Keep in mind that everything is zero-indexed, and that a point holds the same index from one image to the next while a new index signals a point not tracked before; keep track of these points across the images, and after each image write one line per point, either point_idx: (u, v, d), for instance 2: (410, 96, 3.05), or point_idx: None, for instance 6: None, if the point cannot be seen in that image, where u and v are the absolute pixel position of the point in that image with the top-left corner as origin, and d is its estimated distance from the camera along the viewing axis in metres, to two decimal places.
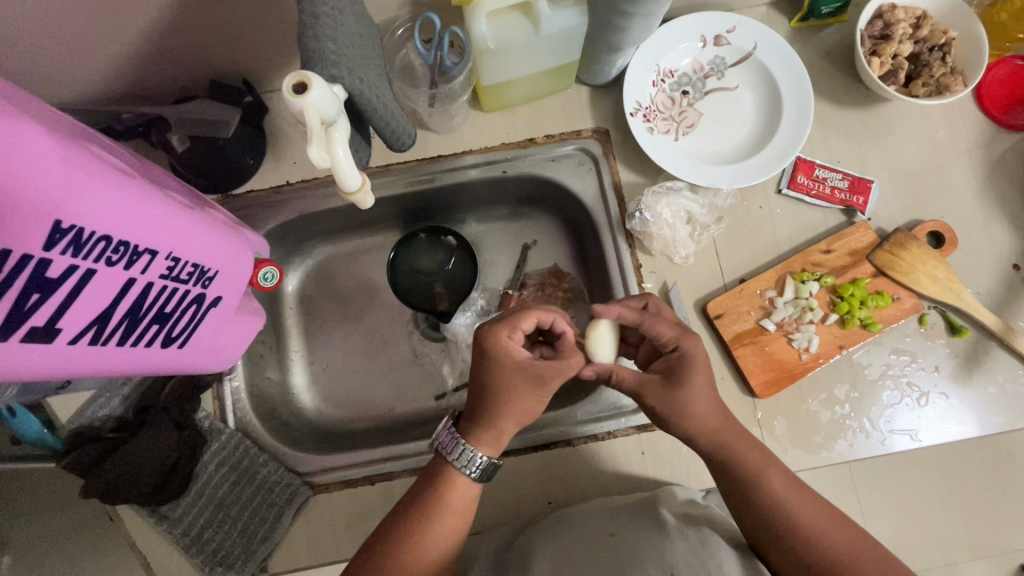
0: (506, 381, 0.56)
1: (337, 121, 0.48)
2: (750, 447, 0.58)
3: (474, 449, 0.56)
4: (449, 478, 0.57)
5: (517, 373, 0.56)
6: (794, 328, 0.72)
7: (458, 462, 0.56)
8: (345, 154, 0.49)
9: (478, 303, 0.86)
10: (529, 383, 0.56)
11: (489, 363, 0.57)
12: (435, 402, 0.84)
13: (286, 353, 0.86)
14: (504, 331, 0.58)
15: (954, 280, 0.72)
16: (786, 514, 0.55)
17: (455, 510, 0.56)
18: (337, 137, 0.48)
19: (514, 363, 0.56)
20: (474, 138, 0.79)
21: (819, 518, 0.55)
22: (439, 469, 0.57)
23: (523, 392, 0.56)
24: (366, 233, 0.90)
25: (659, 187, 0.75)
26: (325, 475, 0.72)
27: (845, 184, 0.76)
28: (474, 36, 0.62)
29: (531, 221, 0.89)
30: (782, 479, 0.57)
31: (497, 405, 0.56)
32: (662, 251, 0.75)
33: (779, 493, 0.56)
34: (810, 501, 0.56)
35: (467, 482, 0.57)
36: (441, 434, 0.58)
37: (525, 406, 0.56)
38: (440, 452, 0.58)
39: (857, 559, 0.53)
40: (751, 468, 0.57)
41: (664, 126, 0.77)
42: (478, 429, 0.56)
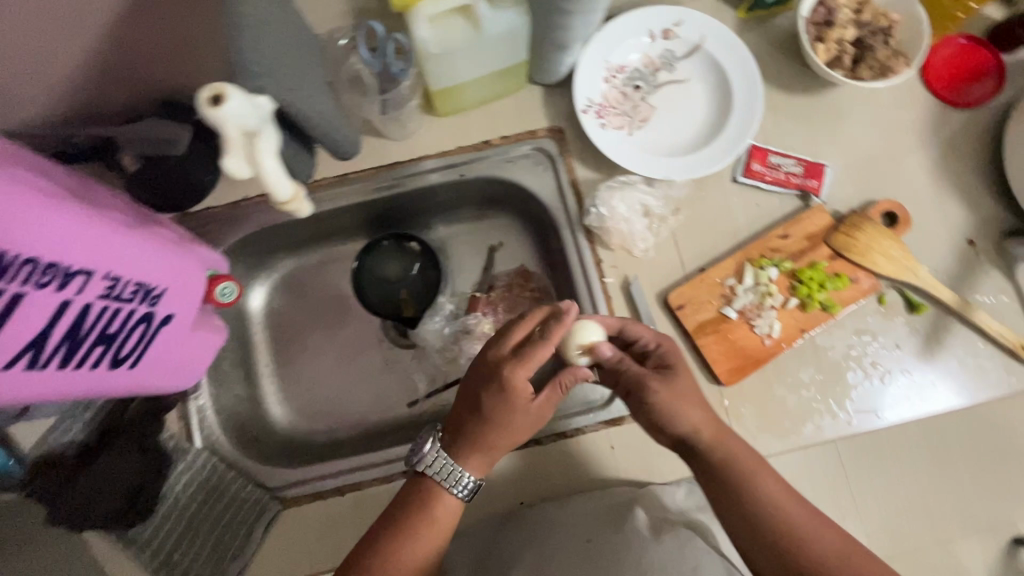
0: (511, 422, 0.58)
1: (262, 130, 0.45)
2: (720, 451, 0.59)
3: (465, 472, 0.59)
4: (433, 499, 0.59)
5: (524, 415, 0.58)
6: (756, 314, 0.73)
7: (448, 482, 0.59)
8: (273, 166, 0.47)
9: (447, 307, 0.88)
10: (531, 422, 0.59)
11: (502, 405, 0.57)
12: (410, 409, 0.86)
13: (255, 368, 0.85)
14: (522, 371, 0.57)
15: (909, 258, 0.73)
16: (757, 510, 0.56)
17: (442, 527, 0.59)
18: (262, 148, 0.45)
19: (526, 405, 0.58)
20: (430, 142, 0.79)
21: (790, 519, 0.56)
22: (425, 489, 0.60)
23: (523, 427, 0.59)
24: (331, 243, 0.90)
25: (614, 182, 0.75)
26: (296, 489, 0.71)
27: (800, 169, 0.77)
28: (416, 41, 0.63)
29: (495, 222, 0.91)
30: (772, 481, 0.58)
31: (494, 437, 0.59)
32: (622, 245, 0.75)
33: (759, 496, 0.57)
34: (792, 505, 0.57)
35: (453, 501, 0.60)
36: (430, 457, 0.60)
37: (520, 435, 0.60)
38: (427, 475, 0.60)
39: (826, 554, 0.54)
40: (727, 467, 0.58)
41: (618, 121, 0.77)
42: (474, 453, 0.60)
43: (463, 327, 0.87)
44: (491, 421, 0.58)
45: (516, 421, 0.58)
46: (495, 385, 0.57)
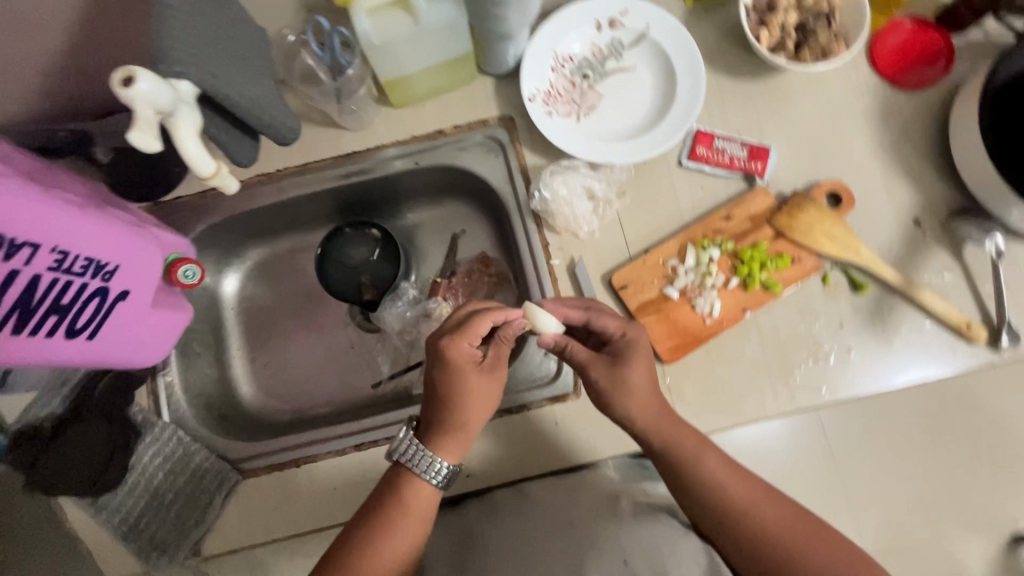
0: (468, 389, 0.60)
1: (178, 110, 0.48)
2: (665, 430, 0.61)
3: (437, 458, 0.60)
4: (409, 488, 0.59)
5: (477, 377, 0.61)
6: (697, 293, 0.74)
7: (421, 470, 0.59)
8: (196, 146, 0.50)
9: (410, 293, 0.92)
10: (489, 383, 0.61)
11: (452, 374, 0.60)
12: (372, 390, 0.89)
13: (226, 350, 0.90)
14: (464, 343, 0.61)
15: (852, 238, 0.74)
16: (707, 491, 0.58)
17: (418, 515, 0.59)
18: (181, 127, 0.48)
19: (475, 369, 0.61)
20: (387, 133, 0.83)
21: (740, 499, 0.57)
22: (400, 478, 0.60)
23: (483, 391, 0.61)
24: (301, 232, 0.95)
25: (558, 166, 0.78)
26: (255, 461, 0.75)
27: (745, 152, 0.78)
28: (358, 33, 0.66)
29: (456, 211, 0.94)
30: (716, 459, 0.59)
31: (463, 410, 0.60)
32: (567, 228, 0.77)
33: (703, 475, 0.59)
34: (738, 481, 0.58)
35: (429, 489, 0.60)
36: (401, 447, 0.60)
37: (488, 400, 0.62)
38: (401, 463, 0.60)
39: (776, 534, 0.55)
40: (678, 452, 0.60)
41: (566, 109, 0.80)
42: (444, 437, 0.61)
43: (424, 311, 0.90)
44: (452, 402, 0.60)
45: (472, 385, 0.60)
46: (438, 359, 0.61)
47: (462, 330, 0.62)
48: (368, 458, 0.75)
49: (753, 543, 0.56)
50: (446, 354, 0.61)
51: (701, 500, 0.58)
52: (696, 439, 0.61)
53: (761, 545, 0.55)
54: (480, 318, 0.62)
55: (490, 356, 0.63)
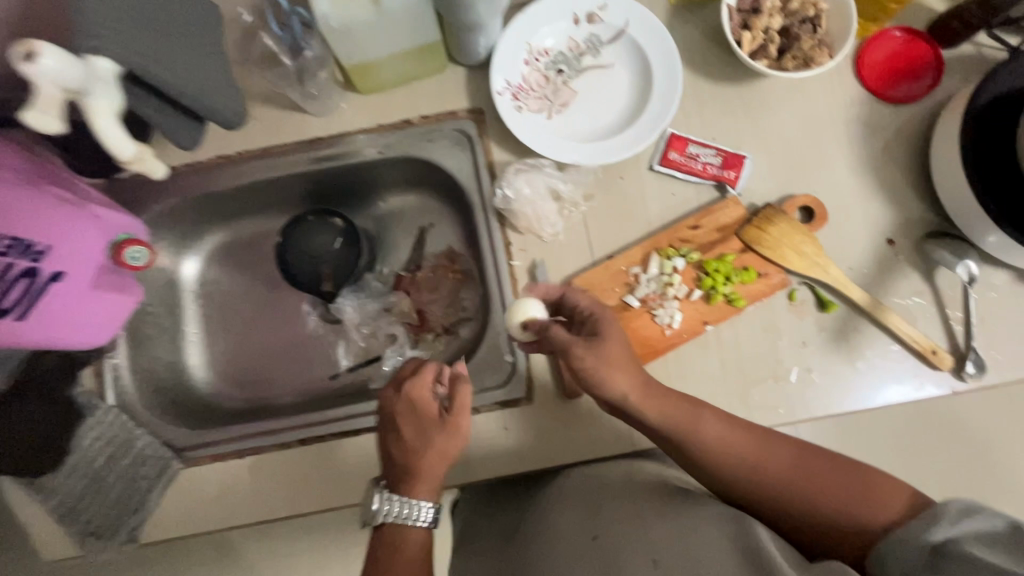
0: (428, 443, 0.59)
1: (92, 90, 0.50)
2: (656, 403, 0.57)
3: (419, 500, 0.58)
4: (399, 539, 0.57)
5: (435, 430, 0.59)
6: (658, 304, 0.72)
7: (410, 516, 0.57)
8: (111, 123, 0.52)
9: (373, 285, 0.91)
10: (450, 433, 0.59)
11: (410, 431, 0.60)
12: (330, 381, 0.88)
13: (182, 334, 0.88)
14: (413, 398, 0.60)
15: (821, 255, 0.72)
16: (719, 453, 0.56)
17: (418, 560, 0.57)
18: (94, 106, 0.50)
19: (432, 419, 0.60)
20: (352, 120, 0.80)
21: (748, 452, 0.56)
22: (388, 533, 0.57)
23: (446, 441, 0.59)
24: (265, 217, 0.92)
25: (523, 164, 0.75)
26: (199, 450, 0.73)
27: (719, 160, 0.76)
28: (317, 15, 0.63)
29: (426, 204, 0.91)
30: (711, 419, 0.57)
31: (429, 462, 0.59)
32: (530, 228, 0.75)
33: (701, 439, 0.56)
34: (738, 435, 0.57)
35: (422, 535, 0.57)
36: (383, 507, 0.57)
37: (453, 448, 0.59)
38: (387, 521, 0.57)
39: (791, 473, 0.55)
40: (677, 418, 0.57)
41: (537, 105, 0.77)
42: (419, 483, 0.59)
43: (385, 305, 0.90)
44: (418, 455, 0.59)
45: (432, 438, 0.59)
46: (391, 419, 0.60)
47: (403, 390, 0.61)
48: (313, 454, 0.73)
49: (772, 493, 0.55)
50: (394, 412, 0.60)
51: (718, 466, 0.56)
52: (687, 407, 0.57)
53: (773, 488, 0.55)
54: (425, 371, 0.61)
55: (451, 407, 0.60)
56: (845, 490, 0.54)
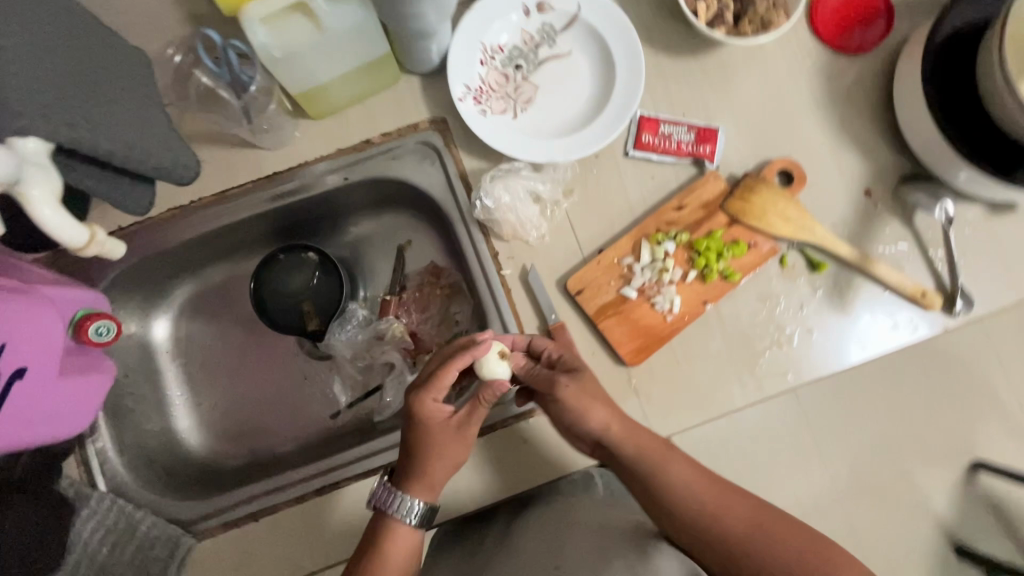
0: (434, 444, 0.59)
1: (23, 176, 0.45)
2: (634, 436, 0.60)
3: (410, 497, 0.59)
4: (388, 533, 0.59)
5: (443, 431, 0.59)
6: (655, 291, 0.71)
7: (399, 512, 0.59)
8: (50, 210, 0.47)
9: (359, 314, 0.86)
10: (456, 437, 0.59)
11: (420, 430, 0.59)
12: (331, 421, 0.85)
13: (165, 400, 0.83)
14: (429, 396, 0.59)
15: (806, 216, 0.72)
16: (690, 498, 0.57)
17: (401, 557, 0.58)
18: (31, 196, 0.46)
19: (442, 422, 0.59)
20: (309, 148, 0.75)
21: (718, 505, 0.56)
22: (379, 526, 0.59)
23: (449, 447, 0.59)
24: (232, 262, 0.87)
25: (498, 170, 0.72)
26: (209, 520, 0.70)
27: (692, 137, 0.75)
28: (255, 47, 0.59)
29: (401, 221, 0.88)
30: (683, 464, 0.59)
31: (431, 461, 0.59)
32: (515, 235, 0.72)
33: (670, 482, 0.58)
34: (709, 486, 0.57)
35: (408, 530, 0.59)
36: (377, 493, 0.60)
37: (455, 453, 0.60)
38: (381, 510, 0.59)
39: (759, 527, 0.54)
40: (650, 460, 0.59)
41: (500, 105, 0.74)
42: (413, 481, 0.60)
43: (377, 333, 0.84)
44: (422, 444, 0.59)
45: (437, 438, 0.59)
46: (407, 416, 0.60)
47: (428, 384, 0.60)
48: (329, 503, 0.70)
49: (734, 554, 0.54)
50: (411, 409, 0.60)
51: (686, 512, 0.56)
52: (667, 451, 0.60)
53: (738, 546, 0.54)
54: (449, 373, 0.59)
55: (462, 414, 0.60)
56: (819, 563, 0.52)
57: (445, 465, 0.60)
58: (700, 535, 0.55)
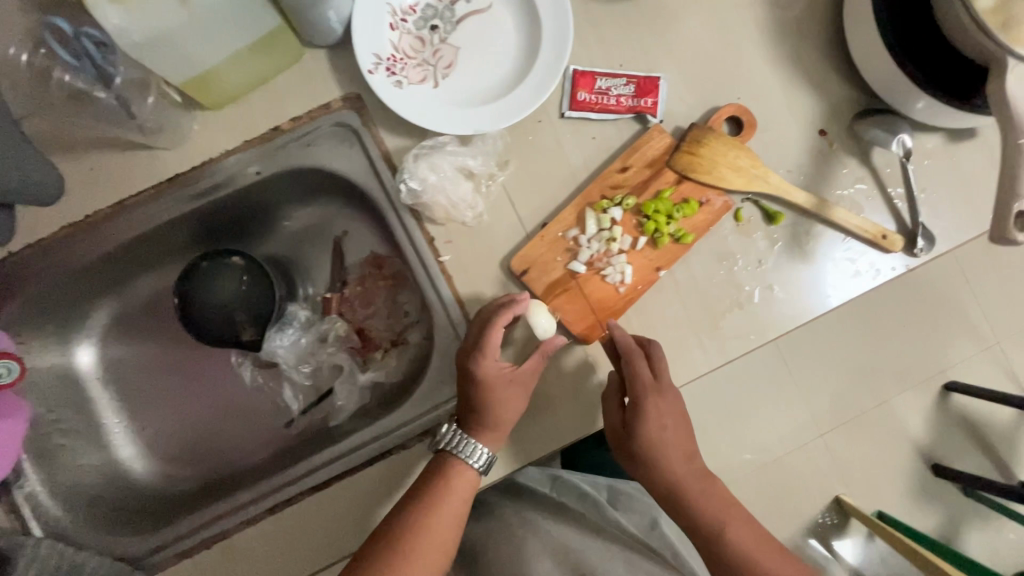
0: (501, 398, 0.61)
1: None
2: (682, 467, 0.64)
3: (479, 444, 0.61)
4: (451, 473, 0.61)
5: (511, 387, 0.62)
6: (605, 263, 0.67)
7: (466, 455, 0.61)
8: None
9: (301, 315, 0.82)
10: (520, 390, 0.62)
11: (479, 388, 0.61)
12: (285, 430, 0.81)
13: (103, 431, 0.78)
14: (485, 357, 0.61)
15: (758, 166, 0.67)
16: (672, 472, 0.63)
17: (456, 503, 0.60)
18: None
19: (502, 380, 0.61)
20: (212, 142, 0.68)
21: (690, 484, 0.63)
22: (446, 468, 0.61)
23: (514, 398, 0.62)
24: (155, 275, 0.80)
25: (422, 147, 0.65)
26: (161, 552, 0.66)
27: (632, 89, 0.68)
28: (110, 31, 0.51)
29: (334, 212, 0.82)
30: (716, 498, 0.63)
31: (504, 412, 0.61)
32: (449, 218, 0.66)
33: (699, 511, 0.63)
34: (737, 521, 0.62)
35: (471, 475, 0.61)
36: (446, 436, 0.62)
37: (517, 405, 0.62)
38: (448, 451, 0.62)
39: (716, 511, 0.62)
40: (684, 488, 0.63)
41: (418, 74, 0.66)
42: (483, 428, 0.62)
43: (320, 335, 0.80)
44: (485, 402, 0.61)
45: (506, 392, 0.61)
46: (466, 375, 0.62)
47: (481, 347, 0.61)
48: (285, 520, 0.66)
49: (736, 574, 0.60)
50: (470, 370, 0.61)
51: (665, 479, 0.63)
52: (679, 429, 0.64)
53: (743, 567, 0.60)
54: (499, 333, 0.61)
55: (518, 372, 0.62)
56: (750, 553, 0.61)
57: (505, 417, 0.62)
58: (667, 491, 0.64)
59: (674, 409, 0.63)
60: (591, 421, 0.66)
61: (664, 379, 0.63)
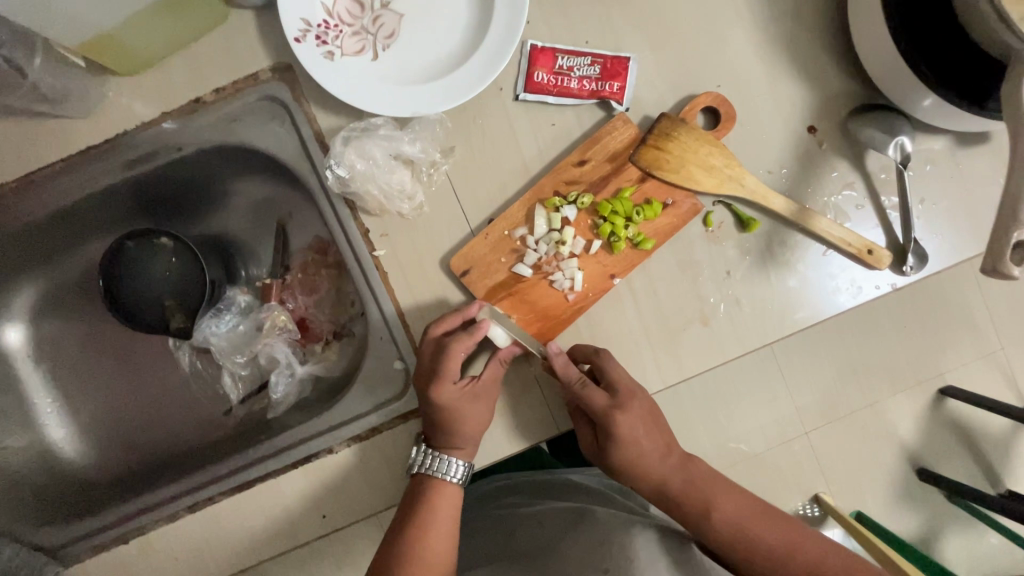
0: (470, 418, 0.56)
1: None
2: (686, 469, 0.57)
3: (456, 457, 0.57)
4: (435, 493, 0.57)
5: (478, 403, 0.57)
6: (554, 267, 0.61)
7: (448, 472, 0.57)
8: None
9: (240, 301, 0.77)
10: (488, 402, 0.58)
11: (443, 412, 0.56)
12: (223, 419, 0.76)
13: (33, 410, 0.75)
14: (447, 383, 0.56)
15: (733, 165, 0.60)
16: (650, 471, 0.57)
17: (447, 516, 0.57)
18: None
19: (467, 399, 0.56)
20: (126, 111, 0.61)
21: (671, 477, 0.57)
22: (426, 489, 0.57)
23: (481, 412, 0.57)
24: (84, 251, 0.75)
25: (354, 128, 0.59)
26: (77, 544, 0.64)
27: (597, 71, 0.60)
28: None
29: (276, 192, 0.76)
30: (726, 497, 0.56)
31: (474, 430, 0.57)
32: (385, 209, 0.60)
33: (715, 514, 0.55)
34: (760, 522, 0.55)
35: (453, 490, 0.58)
36: (419, 458, 0.58)
37: (486, 420, 0.58)
38: (425, 473, 0.57)
39: (700, 487, 0.56)
40: (696, 489, 0.56)
41: (353, 45, 0.59)
42: (458, 445, 0.57)
43: (257, 324, 0.75)
44: (454, 427, 0.56)
45: (472, 411, 0.57)
46: (426, 402, 0.57)
47: (439, 373, 0.56)
48: (204, 521, 0.63)
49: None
50: (431, 399, 0.56)
51: (646, 482, 0.57)
52: (649, 424, 0.57)
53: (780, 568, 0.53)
54: (455, 355, 0.56)
55: (481, 384, 0.57)
56: (743, 530, 0.54)
57: (480, 432, 0.57)
58: (657, 493, 0.57)
59: (643, 414, 0.57)
60: (530, 438, 0.61)
61: (624, 390, 0.57)
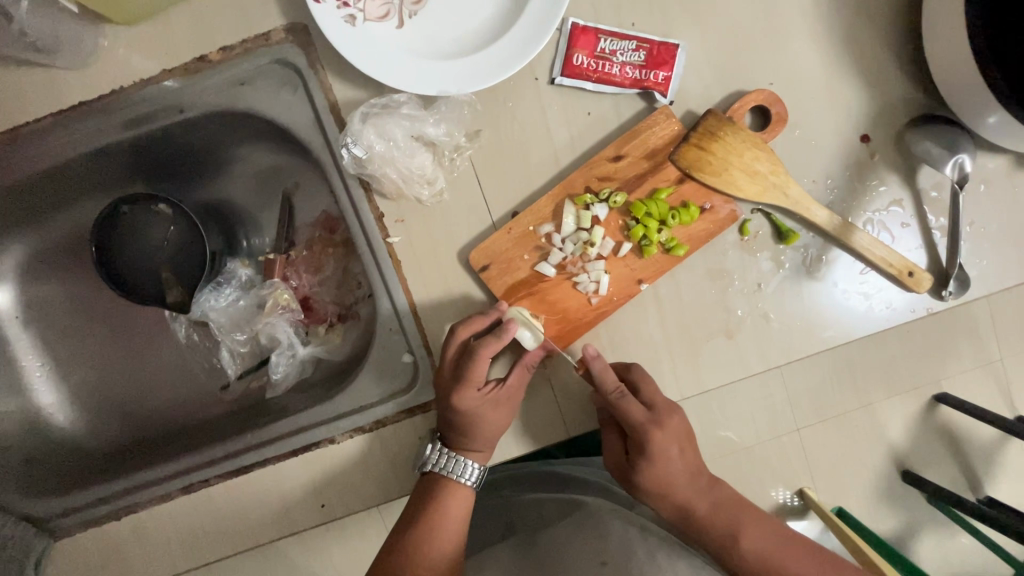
0: (490, 424, 0.55)
1: None
2: (711, 493, 0.55)
3: (469, 460, 0.56)
4: (445, 497, 0.55)
5: (500, 410, 0.55)
6: (579, 268, 0.57)
7: (460, 475, 0.56)
8: None
9: (241, 275, 0.73)
10: (509, 410, 0.56)
11: (464, 417, 0.54)
12: (220, 394, 0.74)
13: (21, 375, 0.72)
14: (472, 389, 0.53)
15: (778, 172, 0.56)
16: (676, 492, 0.55)
17: (456, 518, 0.56)
18: None
19: (490, 405, 0.54)
20: (124, 64, 0.56)
21: (699, 502, 0.55)
22: (435, 490, 0.55)
23: (503, 419, 0.55)
24: (76, 210, 0.71)
25: (374, 104, 0.55)
26: (69, 517, 0.62)
27: (641, 57, 0.55)
28: None
29: (283, 160, 0.71)
30: (751, 524, 0.54)
31: (491, 436, 0.56)
32: (402, 193, 0.56)
33: (739, 543, 0.53)
34: (786, 551, 0.53)
35: (466, 492, 0.57)
36: (432, 457, 0.56)
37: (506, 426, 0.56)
38: (434, 473, 0.56)
39: (727, 514, 0.55)
40: (724, 515, 0.55)
41: (378, 8, 0.54)
42: (472, 450, 0.56)
43: (259, 300, 0.72)
44: (473, 431, 0.54)
45: (492, 418, 0.55)
46: (446, 405, 0.54)
47: (463, 378, 0.53)
48: (199, 502, 0.61)
49: None
50: (453, 402, 0.54)
51: (669, 504, 0.55)
52: (687, 448, 0.55)
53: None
54: (482, 361, 0.53)
55: (505, 391, 0.55)
56: (772, 559, 0.53)
57: (499, 436, 0.56)
58: (679, 516, 0.55)
59: (680, 431, 0.54)
60: (539, 442, 0.59)
61: (662, 406, 0.54)
